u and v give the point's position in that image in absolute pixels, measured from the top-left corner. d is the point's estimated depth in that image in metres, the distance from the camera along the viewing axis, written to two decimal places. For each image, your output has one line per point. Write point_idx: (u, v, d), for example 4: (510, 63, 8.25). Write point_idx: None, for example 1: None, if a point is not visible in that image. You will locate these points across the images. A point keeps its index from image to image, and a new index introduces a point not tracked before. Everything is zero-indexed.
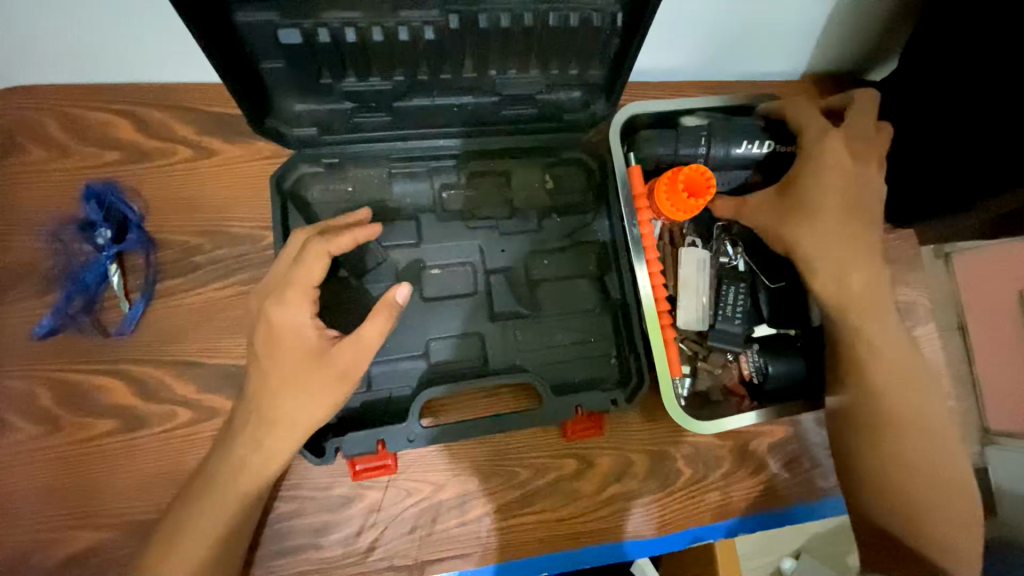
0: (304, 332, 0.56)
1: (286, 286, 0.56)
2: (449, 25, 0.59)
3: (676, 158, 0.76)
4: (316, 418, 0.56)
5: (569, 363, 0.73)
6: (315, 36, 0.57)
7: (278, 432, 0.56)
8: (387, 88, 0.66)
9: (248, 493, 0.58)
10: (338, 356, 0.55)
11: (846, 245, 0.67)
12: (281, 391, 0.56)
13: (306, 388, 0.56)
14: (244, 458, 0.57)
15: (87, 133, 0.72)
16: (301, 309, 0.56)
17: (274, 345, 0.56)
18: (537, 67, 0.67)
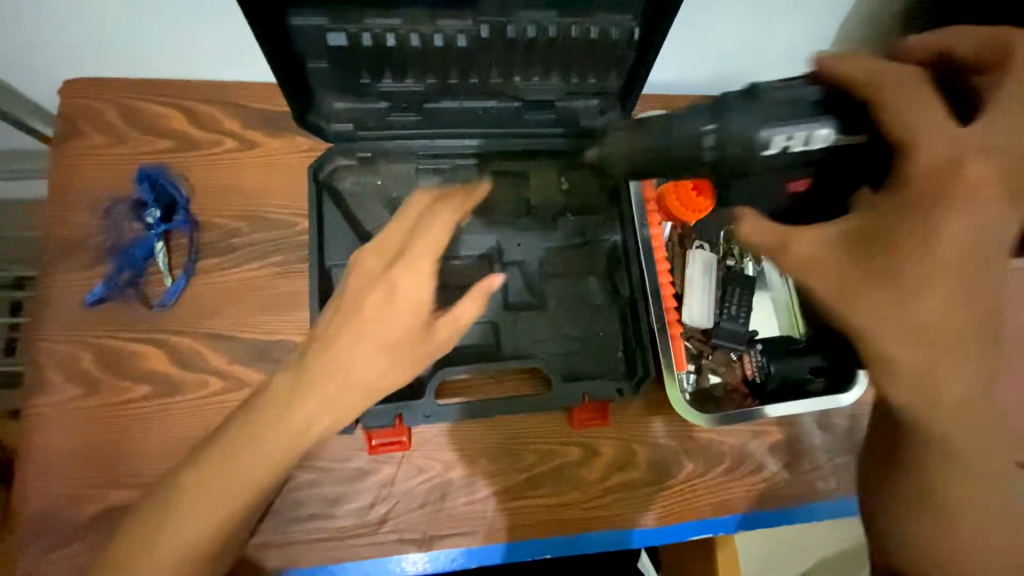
0: (405, 300, 0.53)
1: (401, 258, 0.54)
2: (480, 34, 0.65)
3: None
4: (375, 383, 0.53)
5: (577, 354, 0.77)
6: (358, 40, 0.64)
7: (334, 399, 0.53)
8: (419, 90, 0.72)
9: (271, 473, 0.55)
10: (428, 325, 0.53)
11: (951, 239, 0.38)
12: (338, 355, 0.53)
13: (365, 351, 0.53)
14: (274, 420, 0.53)
15: (143, 123, 0.79)
16: (422, 281, 0.53)
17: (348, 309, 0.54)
18: (558, 76, 0.73)
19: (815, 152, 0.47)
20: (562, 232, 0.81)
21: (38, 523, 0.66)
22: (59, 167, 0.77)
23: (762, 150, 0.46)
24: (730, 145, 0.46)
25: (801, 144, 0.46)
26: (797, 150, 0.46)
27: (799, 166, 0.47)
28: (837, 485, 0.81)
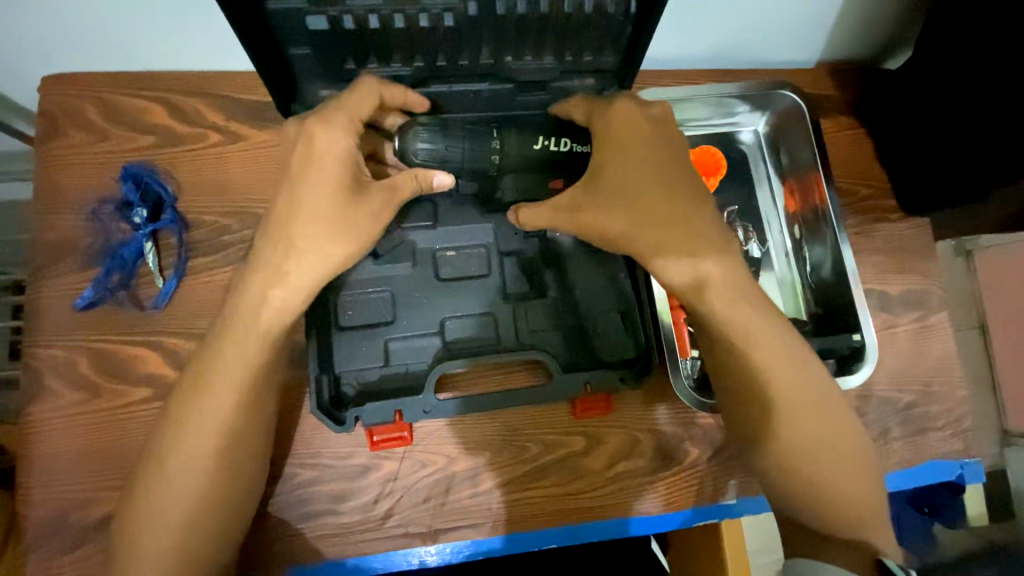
0: (331, 157, 0.59)
1: (338, 109, 0.60)
2: (467, 12, 0.61)
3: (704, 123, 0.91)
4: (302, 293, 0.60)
5: (578, 344, 0.75)
6: (339, 23, 0.60)
7: (297, 260, 0.60)
8: (407, 73, 0.69)
9: (252, 369, 0.61)
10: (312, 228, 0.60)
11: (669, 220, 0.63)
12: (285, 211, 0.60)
13: (314, 215, 0.59)
14: (233, 361, 0.60)
15: (124, 118, 0.76)
16: (338, 133, 0.59)
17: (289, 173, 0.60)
18: (551, 55, 0.69)
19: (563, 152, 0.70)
20: (466, 178, 0.72)
21: (44, 529, 0.67)
22: (40, 168, 0.75)
23: (533, 147, 0.70)
24: (507, 155, 0.69)
25: (563, 147, 0.70)
26: (554, 150, 0.70)
27: (560, 168, 0.72)
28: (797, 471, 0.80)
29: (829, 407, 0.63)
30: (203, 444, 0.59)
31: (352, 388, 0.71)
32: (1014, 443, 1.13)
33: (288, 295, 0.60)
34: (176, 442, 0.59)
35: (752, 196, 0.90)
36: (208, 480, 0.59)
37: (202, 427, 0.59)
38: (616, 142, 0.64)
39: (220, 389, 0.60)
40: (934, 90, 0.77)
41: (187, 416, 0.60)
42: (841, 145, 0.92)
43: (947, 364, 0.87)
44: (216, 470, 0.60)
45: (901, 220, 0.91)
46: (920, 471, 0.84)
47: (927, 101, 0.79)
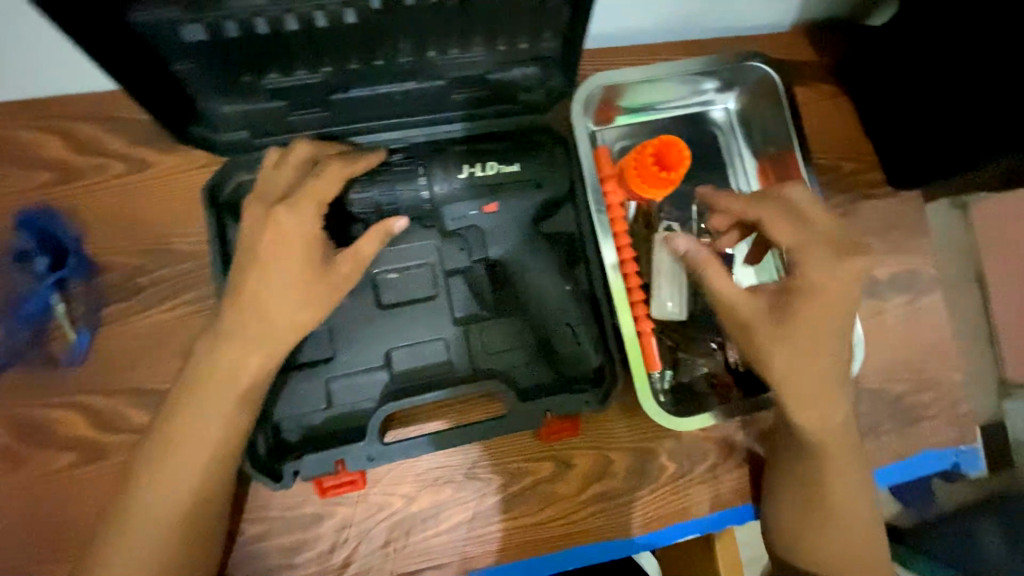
0: (307, 242, 0.53)
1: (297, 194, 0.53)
2: (372, 7, 0.50)
3: (667, 106, 0.82)
4: (240, 372, 0.54)
5: (537, 364, 0.69)
6: (221, 31, 0.51)
7: (244, 342, 0.53)
8: (317, 81, 0.60)
9: (188, 448, 0.55)
10: (274, 313, 0.53)
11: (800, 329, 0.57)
12: (265, 302, 0.53)
13: (298, 303, 0.53)
14: (170, 440, 0.55)
15: (14, 155, 0.68)
16: (309, 217, 0.53)
17: (255, 260, 0.52)
18: (482, 45, 0.60)
19: (494, 176, 0.64)
20: None
21: None
22: None
23: (459, 177, 0.63)
24: (436, 187, 0.64)
25: (490, 172, 0.64)
26: (483, 177, 0.64)
27: (495, 191, 0.65)
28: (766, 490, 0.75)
29: (838, 467, 0.62)
30: (145, 519, 0.54)
31: (295, 435, 0.65)
32: (1012, 393, 1.02)
33: (226, 365, 0.54)
34: (117, 520, 0.55)
35: (724, 182, 0.82)
36: (154, 559, 0.54)
37: (142, 504, 0.54)
38: (841, 281, 0.57)
39: (153, 462, 0.55)
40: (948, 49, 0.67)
41: (125, 490, 0.55)
42: (820, 115, 0.83)
43: (941, 348, 0.81)
44: (142, 553, 0.54)
45: (890, 195, 0.83)
46: (912, 464, 0.80)
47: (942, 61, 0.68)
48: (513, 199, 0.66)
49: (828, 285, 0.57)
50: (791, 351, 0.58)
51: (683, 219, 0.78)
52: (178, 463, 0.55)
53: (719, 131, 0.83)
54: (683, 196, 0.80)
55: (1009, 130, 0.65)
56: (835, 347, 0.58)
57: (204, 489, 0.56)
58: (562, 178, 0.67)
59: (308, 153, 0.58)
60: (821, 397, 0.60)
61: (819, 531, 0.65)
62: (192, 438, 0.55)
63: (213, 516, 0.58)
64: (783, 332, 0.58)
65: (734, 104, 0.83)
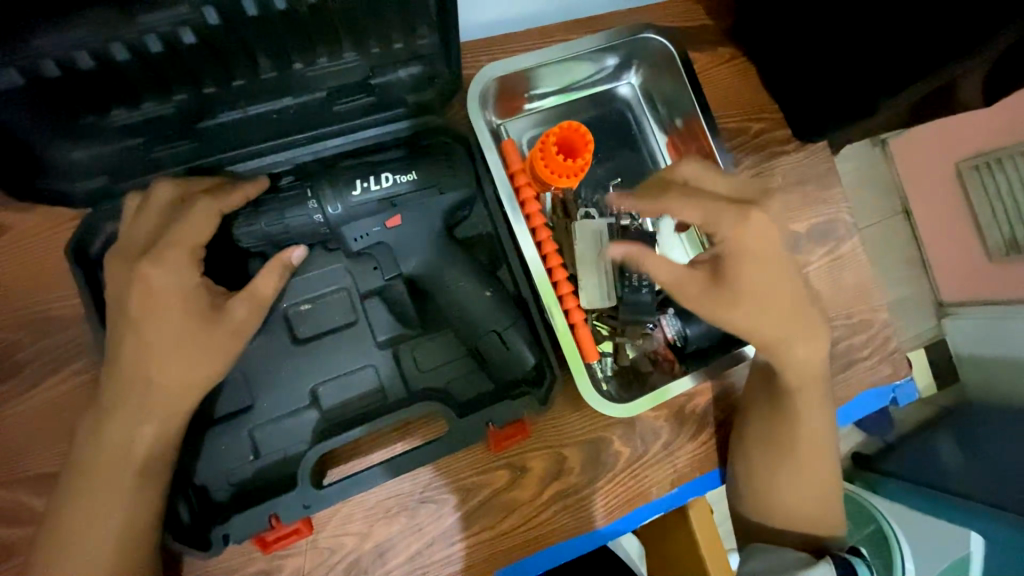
0: (184, 293, 0.51)
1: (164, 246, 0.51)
2: (210, 22, 0.46)
3: (572, 88, 0.80)
4: (133, 441, 0.51)
5: (472, 375, 0.66)
6: (39, 74, 0.44)
7: (132, 410, 0.50)
8: (173, 110, 0.54)
9: (89, 533, 0.51)
10: (160, 374, 0.51)
11: (746, 285, 0.60)
12: (158, 363, 0.50)
13: (198, 358, 0.51)
14: (72, 524, 0.51)
15: None
16: (186, 268, 0.51)
17: (136, 321, 0.50)
18: (352, 49, 0.55)
19: (391, 188, 0.60)
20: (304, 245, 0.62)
21: None
22: None
23: (353, 195, 0.59)
24: (331, 209, 0.59)
25: (385, 185, 0.59)
26: (378, 191, 0.59)
27: (396, 203, 0.61)
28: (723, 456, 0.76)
29: (798, 402, 0.65)
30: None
31: (224, 494, 0.61)
32: (951, 313, 1.09)
33: (116, 436, 0.51)
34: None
35: (639, 158, 0.81)
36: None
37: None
38: (734, 234, 0.59)
39: (57, 553, 0.51)
40: None
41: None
42: (722, 79, 0.84)
43: (866, 290, 0.84)
44: None
45: (798, 150, 0.84)
46: (853, 405, 0.83)
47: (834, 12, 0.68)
48: (419, 211, 0.63)
49: (750, 232, 0.59)
50: (746, 305, 0.60)
51: (601, 202, 0.77)
52: (85, 548, 0.51)
53: (627, 107, 0.82)
54: (600, 178, 0.79)
55: (900, 72, 0.66)
56: (750, 302, 0.60)
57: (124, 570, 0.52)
58: (466, 179, 0.63)
59: (173, 194, 0.55)
60: (759, 345, 0.63)
61: (806, 475, 0.66)
62: (97, 520, 0.51)
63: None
64: (730, 296, 0.61)
65: (638, 78, 0.82)
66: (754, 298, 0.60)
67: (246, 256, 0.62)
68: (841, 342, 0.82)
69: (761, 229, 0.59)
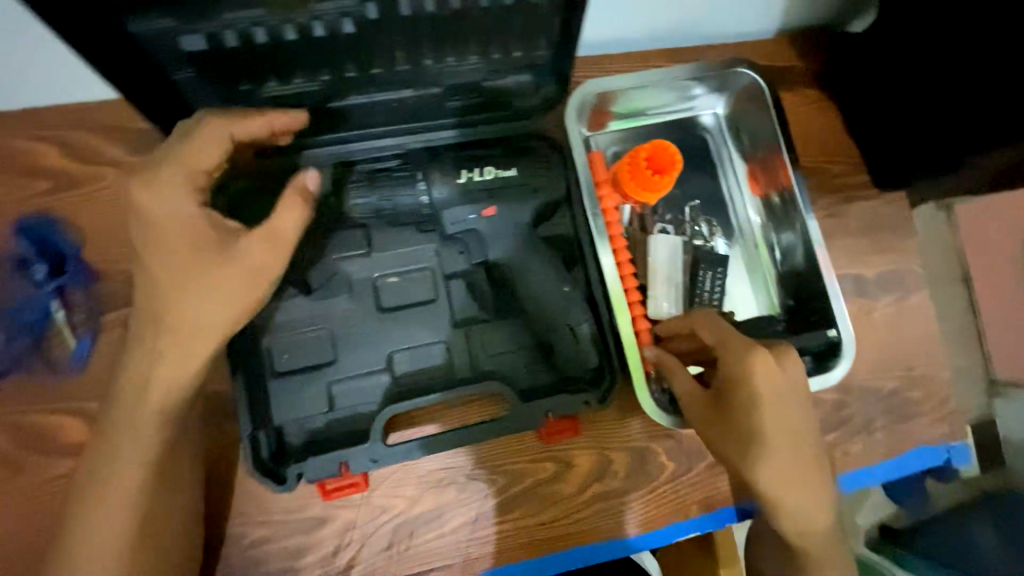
0: (191, 219, 0.53)
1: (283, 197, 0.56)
2: (368, 16, 0.52)
3: (658, 111, 0.84)
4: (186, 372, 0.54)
5: (534, 366, 0.70)
6: (221, 41, 0.51)
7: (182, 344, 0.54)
8: (314, 89, 0.60)
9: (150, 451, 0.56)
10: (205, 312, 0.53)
11: (764, 440, 0.55)
12: (182, 294, 0.53)
13: (219, 294, 0.53)
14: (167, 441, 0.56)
15: (13, 163, 0.68)
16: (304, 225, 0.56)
17: (171, 247, 0.52)
18: (478, 54, 0.60)
19: (492, 180, 0.65)
20: (403, 222, 0.68)
21: None
22: None
23: (457, 182, 0.64)
24: (436, 194, 0.64)
25: (487, 177, 0.65)
26: (480, 181, 0.65)
27: (492, 195, 0.65)
28: None
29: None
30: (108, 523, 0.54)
31: (297, 438, 0.66)
32: (1002, 393, 1.03)
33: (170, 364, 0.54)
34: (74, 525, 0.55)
35: (715, 184, 0.84)
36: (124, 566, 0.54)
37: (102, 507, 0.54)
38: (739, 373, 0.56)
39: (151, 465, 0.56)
40: (929, 53, 0.69)
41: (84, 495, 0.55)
42: (806, 119, 0.86)
43: (929, 344, 0.83)
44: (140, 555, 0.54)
45: (875, 197, 0.85)
46: (904, 459, 0.81)
47: (918, 70, 0.71)
48: (513, 206, 0.66)
49: (757, 374, 0.55)
50: (765, 459, 0.54)
51: (675, 221, 0.80)
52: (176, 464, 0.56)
53: (708, 133, 0.85)
54: (677, 200, 0.82)
55: (991, 133, 0.67)
56: (769, 461, 0.55)
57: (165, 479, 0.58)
58: (558, 181, 0.68)
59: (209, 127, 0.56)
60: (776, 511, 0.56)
61: None
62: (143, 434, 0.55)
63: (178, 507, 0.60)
64: (746, 444, 0.56)
65: (722, 109, 0.85)
66: (772, 452, 0.55)
67: (353, 228, 0.69)
68: (898, 391, 0.82)
69: (768, 374, 0.56)
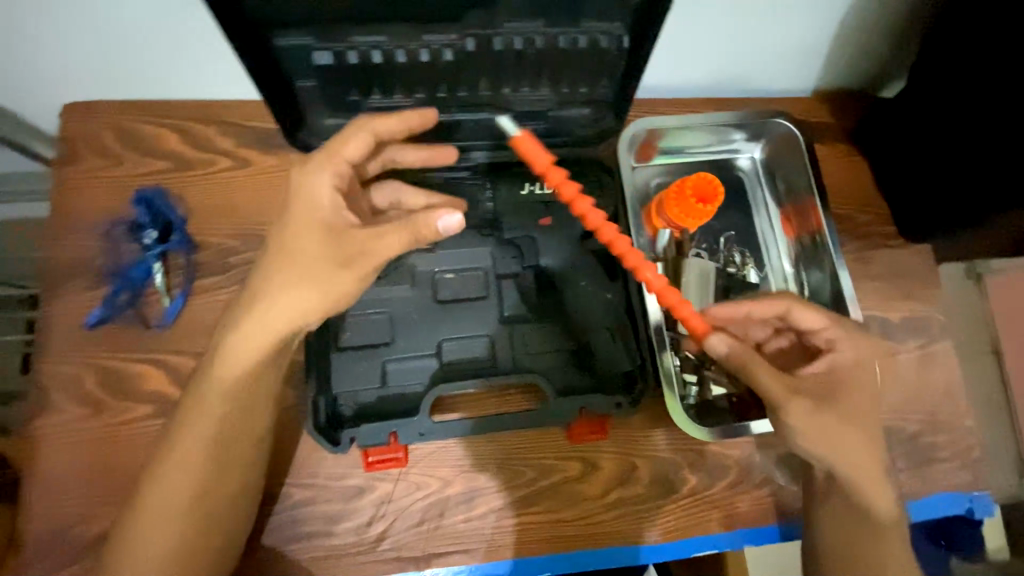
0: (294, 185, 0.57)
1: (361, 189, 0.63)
2: (467, 48, 0.63)
3: (701, 150, 0.93)
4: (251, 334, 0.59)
5: (570, 368, 0.75)
6: (344, 58, 0.62)
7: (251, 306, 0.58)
8: (409, 104, 0.70)
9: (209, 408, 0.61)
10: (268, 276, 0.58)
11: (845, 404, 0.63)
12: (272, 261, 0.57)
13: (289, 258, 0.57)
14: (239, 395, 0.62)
15: (141, 144, 0.80)
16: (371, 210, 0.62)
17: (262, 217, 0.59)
18: (549, 86, 0.70)
19: (549, 194, 0.76)
20: (468, 224, 0.77)
21: (46, 541, 0.69)
22: (61, 191, 0.78)
23: (520, 192, 0.76)
24: (501, 203, 0.76)
25: (547, 190, 0.76)
26: (541, 194, 0.76)
27: (548, 207, 0.76)
28: (785, 513, 0.77)
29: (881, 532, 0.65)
30: (182, 466, 0.61)
31: (349, 409, 0.72)
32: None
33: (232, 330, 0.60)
34: (156, 466, 0.62)
35: (750, 220, 0.91)
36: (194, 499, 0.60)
37: (180, 452, 0.61)
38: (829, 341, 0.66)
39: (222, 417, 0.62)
40: (939, 118, 0.77)
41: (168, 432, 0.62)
42: (838, 171, 0.93)
43: (953, 393, 0.86)
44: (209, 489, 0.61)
45: (902, 247, 0.91)
46: (926, 505, 0.82)
47: (933, 132, 0.79)
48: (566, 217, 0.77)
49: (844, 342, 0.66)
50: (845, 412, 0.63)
51: (709, 249, 0.87)
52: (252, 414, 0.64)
53: (744, 171, 0.93)
54: (713, 231, 0.88)
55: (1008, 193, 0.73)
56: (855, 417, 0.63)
57: (229, 436, 0.63)
58: (606, 200, 0.77)
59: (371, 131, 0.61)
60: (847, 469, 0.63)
61: None
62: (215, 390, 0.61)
63: (246, 466, 0.65)
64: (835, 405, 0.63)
65: (759, 153, 0.93)
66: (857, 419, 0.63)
67: None
68: (921, 435, 0.84)
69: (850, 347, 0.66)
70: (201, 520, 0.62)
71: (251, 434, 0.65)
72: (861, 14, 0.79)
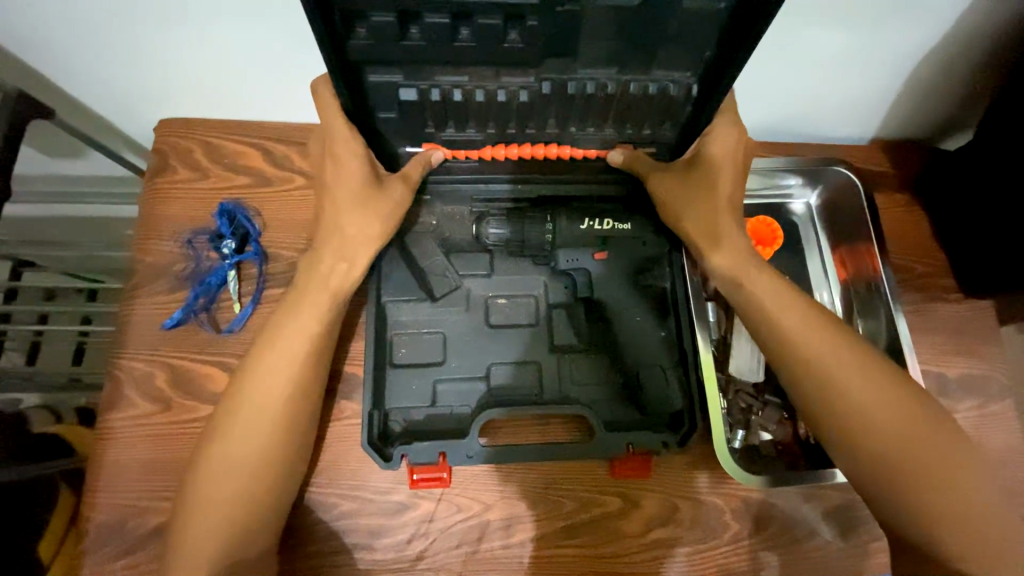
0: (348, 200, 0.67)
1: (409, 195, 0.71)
2: (541, 91, 0.65)
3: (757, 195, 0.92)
4: (310, 321, 0.66)
5: (617, 402, 0.76)
6: (427, 95, 0.65)
7: (315, 296, 0.67)
8: (479, 138, 0.73)
9: (265, 401, 0.63)
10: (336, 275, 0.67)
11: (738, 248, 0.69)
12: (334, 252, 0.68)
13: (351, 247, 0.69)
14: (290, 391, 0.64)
15: (225, 159, 0.86)
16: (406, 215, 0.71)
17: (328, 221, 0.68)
18: (613, 128, 0.72)
19: (607, 231, 0.78)
20: (525, 253, 0.80)
21: (106, 530, 0.72)
22: (151, 199, 0.84)
23: (580, 227, 0.77)
24: (560, 236, 0.77)
25: (605, 226, 0.77)
26: (598, 230, 0.77)
27: (605, 243, 0.78)
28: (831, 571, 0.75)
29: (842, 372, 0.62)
30: (230, 461, 0.61)
31: (399, 425, 0.74)
32: None
33: (300, 322, 0.66)
34: (200, 464, 0.62)
35: (803, 265, 0.91)
36: (242, 504, 0.61)
37: (227, 450, 0.62)
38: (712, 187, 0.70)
39: (267, 412, 0.63)
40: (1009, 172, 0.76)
41: (215, 431, 0.63)
42: (894, 221, 0.91)
43: (1015, 456, 0.82)
44: (256, 490, 0.62)
45: (962, 301, 0.88)
46: None
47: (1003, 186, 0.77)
48: (619, 253, 0.79)
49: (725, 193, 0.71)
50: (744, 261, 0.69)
51: None
52: (294, 410, 0.65)
53: (800, 213, 0.93)
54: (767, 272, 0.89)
55: None
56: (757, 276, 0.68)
57: (275, 433, 0.63)
58: (662, 240, 0.78)
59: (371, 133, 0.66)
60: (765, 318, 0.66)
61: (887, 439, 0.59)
62: (268, 380, 0.64)
63: (287, 469, 0.64)
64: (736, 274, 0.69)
65: (814, 198, 0.93)
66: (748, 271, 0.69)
67: (480, 252, 0.81)
68: None
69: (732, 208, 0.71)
70: (241, 522, 0.61)
71: (292, 434, 0.64)
72: (927, 67, 0.80)
